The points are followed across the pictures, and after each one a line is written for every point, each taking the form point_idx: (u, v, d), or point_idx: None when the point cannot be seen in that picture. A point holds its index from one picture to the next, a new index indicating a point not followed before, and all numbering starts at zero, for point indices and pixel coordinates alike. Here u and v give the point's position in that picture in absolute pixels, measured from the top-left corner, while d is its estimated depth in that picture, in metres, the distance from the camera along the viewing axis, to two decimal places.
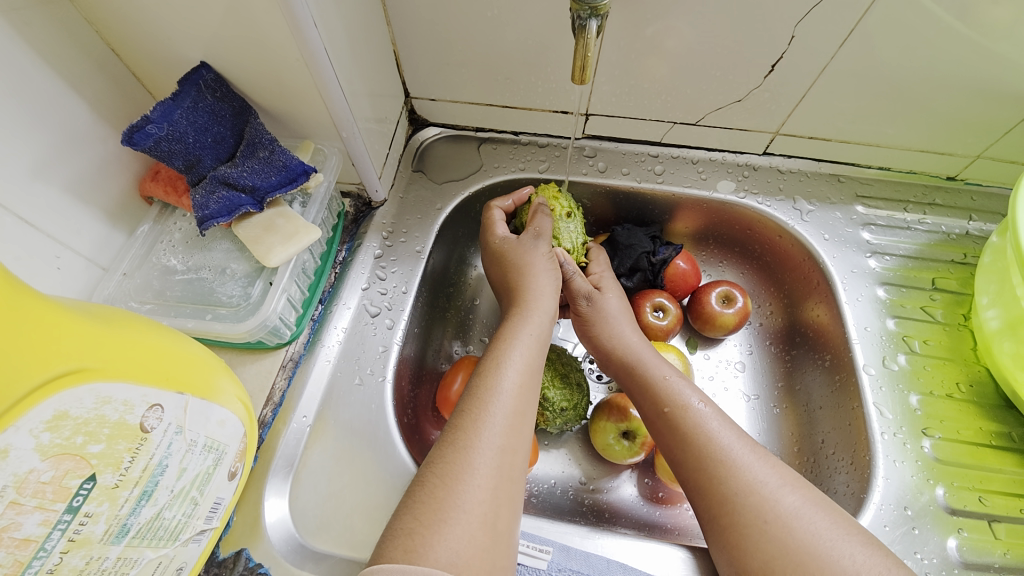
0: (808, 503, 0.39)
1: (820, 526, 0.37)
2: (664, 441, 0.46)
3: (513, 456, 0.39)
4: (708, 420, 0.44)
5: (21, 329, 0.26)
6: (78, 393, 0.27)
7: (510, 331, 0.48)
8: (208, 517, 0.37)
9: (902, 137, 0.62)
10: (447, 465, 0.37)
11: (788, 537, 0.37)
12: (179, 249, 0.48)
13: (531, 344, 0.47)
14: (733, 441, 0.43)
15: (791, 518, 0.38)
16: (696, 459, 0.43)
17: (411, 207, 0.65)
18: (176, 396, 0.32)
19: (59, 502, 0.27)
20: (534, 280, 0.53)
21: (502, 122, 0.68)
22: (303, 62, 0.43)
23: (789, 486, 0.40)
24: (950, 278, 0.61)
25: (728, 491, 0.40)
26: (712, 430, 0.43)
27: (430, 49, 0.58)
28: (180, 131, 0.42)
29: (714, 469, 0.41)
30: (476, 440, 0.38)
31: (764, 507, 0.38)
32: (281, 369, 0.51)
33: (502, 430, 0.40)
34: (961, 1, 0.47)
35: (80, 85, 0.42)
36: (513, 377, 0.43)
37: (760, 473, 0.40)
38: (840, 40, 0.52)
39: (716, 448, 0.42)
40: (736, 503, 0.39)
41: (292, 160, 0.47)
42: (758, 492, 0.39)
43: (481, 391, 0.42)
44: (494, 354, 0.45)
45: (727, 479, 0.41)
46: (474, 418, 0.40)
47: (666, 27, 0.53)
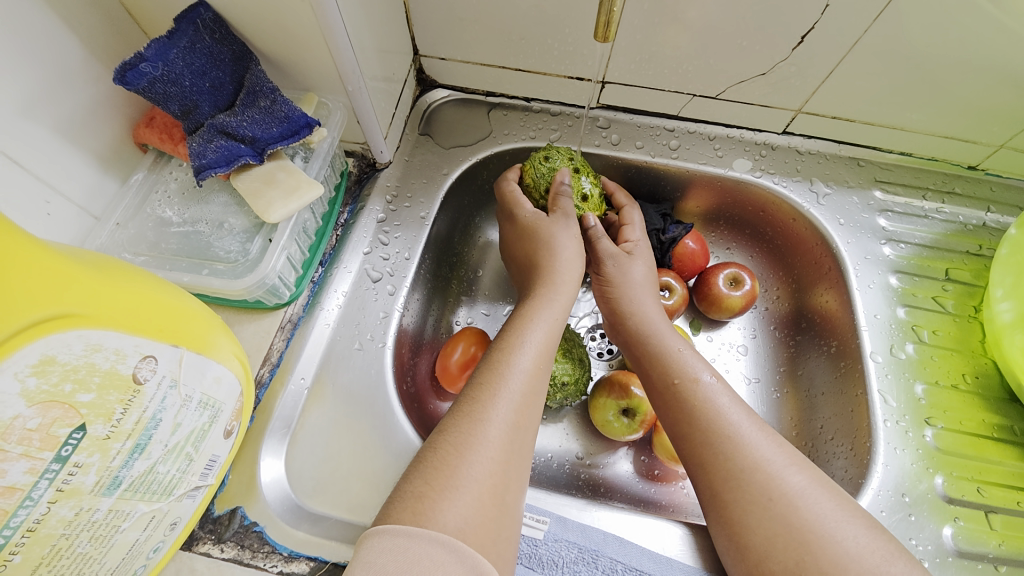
0: (814, 484, 0.39)
1: (822, 507, 0.37)
2: (668, 418, 0.45)
3: (524, 432, 0.39)
4: (717, 395, 0.44)
5: (4, 268, 0.24)
6: (67, 338, 0.26)
7: (531, 309, 0.47)
8: (202, 474, 0.36)
9: (927, 122, 0.60)
10: (460, 434, 0.36)
11: (791, 516, 0.37)
12: (174, 201, 0.46)
13: (552, 324, 0.46)
14: (742, 421, 0.42)
15: (794, 498, 0.37)
16: (698, 434, 0.42)
17: (416, 171, 0.62)
18: (171, 349, 0.31)
19: (47, 451, 0.26)
20: (558, 260, 0.51)
21: (514, 86, 0.65)
22: (308, 5, 0.40)
23: (795, 467, 0.39)
24: (964, 269, 0.60)
25: (731, 468, 0.40)
26: (721, 407, 0.43)
27: (442, 3, 0.55)
28: (176, 73, 0.40)
29: (719, 446, 0.41)
30: (490, 413, 0.37)
31: (768, 487, 0.38)
32: (279, 330, 0.50)
33: (516, 405, 0.39)
34: None
35: (72, 19, 0.39)
36: (531, 354, 0.42)
37: (766, 452, 0.40)
38: (874, 15, 0.49)
39: (724, 425, 0.42)
40: (740, 480, 0.39)
41: (295, 111, 0.45)
42: (764, 470, 0.39)
43: (499, 365, 0.41)
44: (515, 329, 0.44)
45: (733, 456, 0.40)
46: (490, 390, 0.39)
47: None
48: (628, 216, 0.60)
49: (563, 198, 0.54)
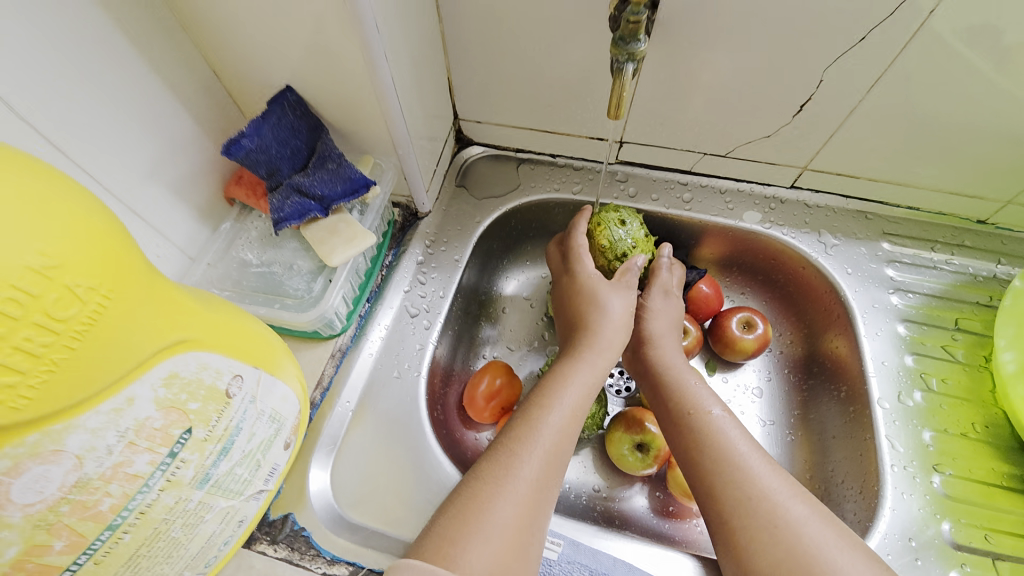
0: (817, 514, 0.42)
1: (823, 536, 0.40)
2: (679, 446, 0.49)
3: (546, 488, 0.43)
4: (726, 426, 0.48)
5: (151, 301, 0.29)
6: (187, 358, 0.32)
7: (567, 369, 0.50)
8: (266, 479, 0.42)
9: (929, 177, 0.64)
10: (485, 486, 0.41)
11: (795, 542, 0.40)
12: (254, 246, 0.55)
13: (585, 386, 0.49)
14: (752, 455, 0.45)
15: (801, 525, 0.41)
16: (707, 465, 0.46)
17: (452, 219, 0.70)
18: (253, 370, 0.38)
19: (164, 447, 0.32)
20: (597, 317, 0.54)
21: (541, 145, 0.74)
22: (374, 89, 0.50)
23: (799, 498, 0.43)
24: (974, 319, 0.62)
25: (741, 495, 0.43)
26: (731, 439, 0.47)
27: (482, 76, 0.65)
28: (266, 143, 0.49)
29: (727, 478, 0.44)
30: (515, 470, 0.42)
31: (775, 514, 0.41)
32: (330, 357, 0.57)
33: (540, 462, 0.43)
34: (1000, 51, 0.49)
35: (188, 101, 0.50)
36: (560, 415, 0.47)
37: (772, 483, 0.43)
38: (868, 86, 0.55)
39: (732, 455, 0.45)
40: (746, 506, 0.42)
41: (356, 173, 0.53)
42: (771, 499, 0.42)
43: (528, 423, 0.45)
44: (545, 387, 0.49)
45: (742, 485, 0.43)
46: (515, 447, 0.44)
47: (703, 61, 0.56)
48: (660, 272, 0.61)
49: (631, 274, 0.56)
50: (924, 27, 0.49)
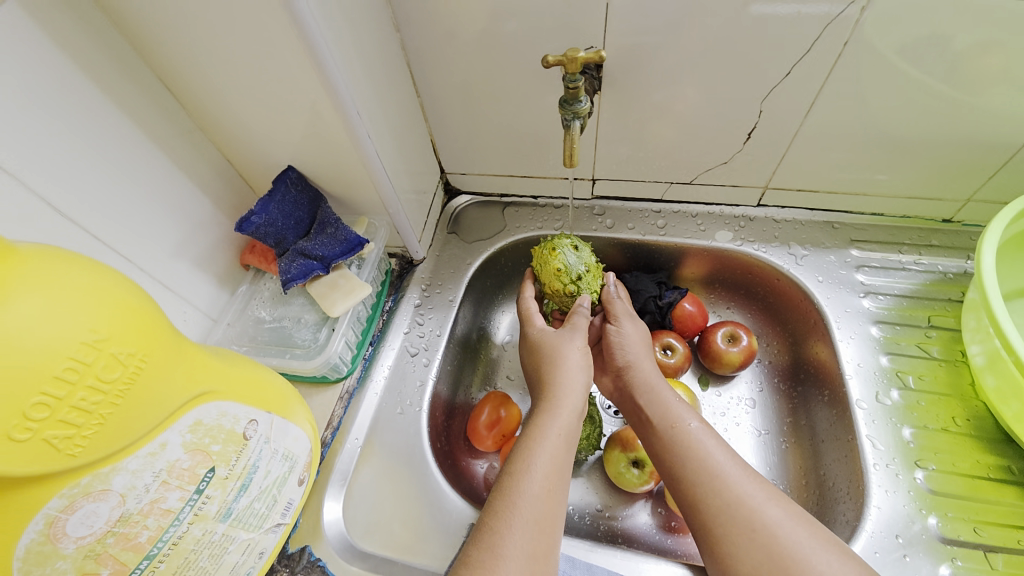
0: (792, 517, 0.44)
1: (802, 537, 0.43)
2: (664, 462, 0.51)
3: (540, 564, 0.44)
4: (703, 437, 0.51)
5: (185, 360, 0.36)
6: (209, 407, 0.38)
7: (537, 428, 0.52)
8: (282, 513, 0.47)
9: (884, 184, 0.67)
10: (480, 562, 0.43)
11: (773, 544, 0.42)
12: (267, 304, 0.62)
13: (557, 441, 0.51)
14: (732, 464, 0.48)
15: (775, 528, 0.43)
16: (688, 475, 0.49)
17: (445, 263, 0.77)
18: (266, 414, 0.44)
19: (191, 484, 0.37)
20: (560, 377, 0.57)
21: (522, 188, 0.81)
22: (362, 161, 0.57)
23: (774, 501, 0.45)
24: (947, 315, 0.64)
25: (720, 502, 0.46)
26: (708, 448, 0.50)
27: (460, 134, 0.73)
28: (272, 218, 0.57)
29: (707, 487, 0.47)
30: (504, 546, 0.44)
31: (752, 518, 0.44)
32: (338, 399, 0.63)
33: (530, 537, 0.45)
34: (948, 66, 0.53)
35: (207, 187, 0.58)
36: (539, 479, 0.48)
37: (747, 488, 0.46)
38: (805, 111, 0.60)
39: (711, 463, 0.48)
40: (727, 513, 0.45)
41: (351, 234, 0.60)
42: (747, 504, 0.45)
43: (510, 498, 0.47)
44: (522, 453, 0.50)
45: (722, 496, 0.46)
46: (502, 524, 0.45)
47: (670, 94, 0.61)
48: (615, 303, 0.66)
49: (579, 315, 0.62)
50: (841, 57, 0.54)
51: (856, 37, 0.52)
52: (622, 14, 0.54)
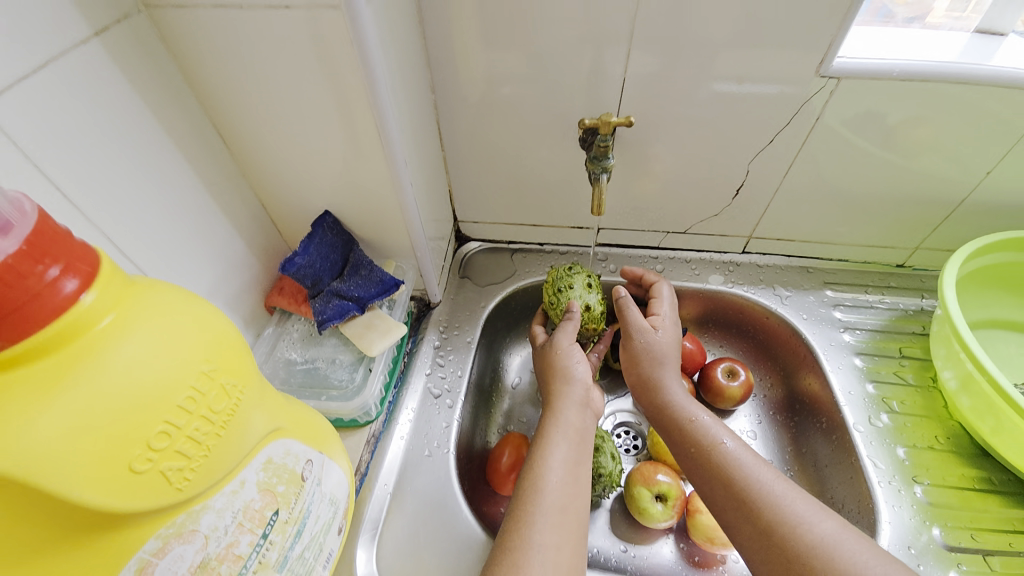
0: (843, 531, 0.45)
1: (854, 548, 0.44)
2: (705, 476, 0.54)
3: (567, 557, 0.45)
4: (742, 458, 0.53)
5: (259, 394, 0.36)
6: (277, 445, 0.37)
7: (548, 429, 0.55)
8: (325, 564, 0.44)
9: (848, 235, 0.78)
10: (513, 558, 0.44)
11: (827, 558, 0.43)
12: (297, 345, 0.61)
13: (569, 438, 0.54)
14: (774, 479, 0.51)
15: (829, 544, 0.44)
16: (732, 491, 0.51)
17: (460, 306, 0.79)
18: (319, 454, 0.43)
19: (258, 527, 0.35)
20: (561, 381, 0.59)
21: (530, 236, 0.86)
22: (400, 206, 0.60)
23: (823, 515, 0.47)
24: (914, 347, 0.73)
25: (767, 520, 0.48)
26: (745, 464, 0.52)
27: (478, 185, 0.78)
28: (313, 260, 0.58)
29: (752, 502, 0.49)
30: (528, 540, 0.45)
31: (802, 534, 0.46)
32: (365, 444, 0.61)
33: (551, 524, 0.46)
34: (882, 137, 0.65)
35: (242, 229, 0.59)
36: (557, 472, 0.50)
37: (796, 507, 0.48)
38: (783, 172, 0.70)
39: (751, 482, 0.51)
40: (779, 529, 0.47)
41: (386, 275, 0.62)
42: (795, 521, 0.47)
43: (529, 491, 0.49)
44: (539, 451, 0.52)
45: (766, 514, 0.48)
46: (523, 519, 0.47)
47: (654, 159, 0.71)
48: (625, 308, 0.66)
49: (569, 320, 0.64)
50: (813, 129, 0.65)
51: (826, 113, 0.63)
52: (634, 87, 0.63)
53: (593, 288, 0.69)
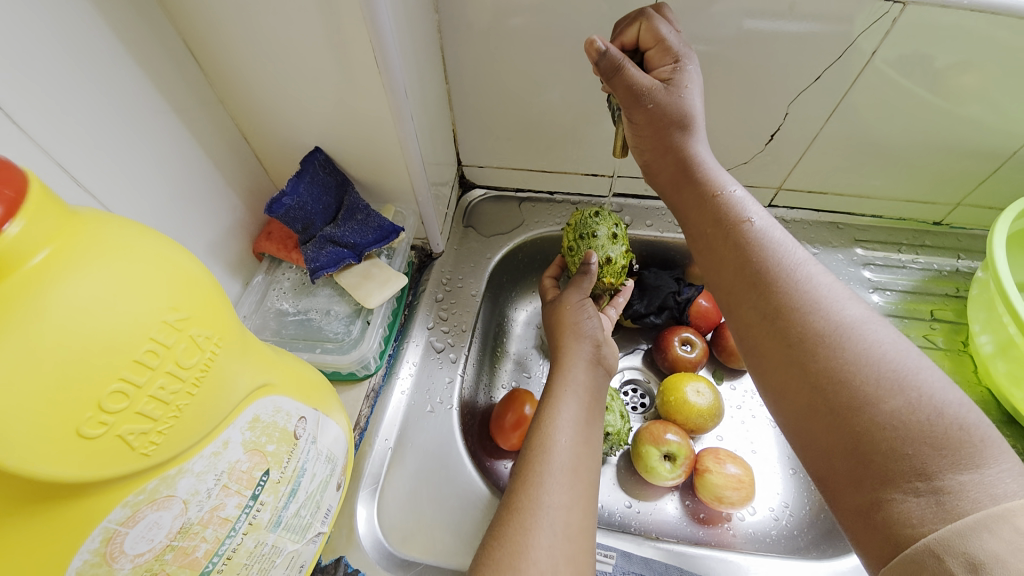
0: (870, 316, 0.38)
1: (881, 336, 0.36)
2: (722, 237, 0.45)
3: (578, 518, 0.43)
4: (770, 230, 0.44)
5: (241, 344, 0.32)
6: (266, 402, 0.34)
7: (556, 386, 0.52)
8: (323, 520, 0.42)
9: (888, 189, 0.72)
10: (520, 517, 0.42)
11: (858, 345, 0.36)
12: (288, 295, 0.57)
13: (581, 395, 0.51)
14: (806, 258, 0.42)
15: (854, 326, 0.37)
16: (741, 241, 0.44)
17: (464, 257, 0.74)
18: (313, 411, 0.40)
19: (247, 489, 0.32)
20: (572, 338, 0.56)
21: (540, 184, 0.79)
22: (399, 145, 0.54)
23: (852, 301, 0.39)
24: (947, 309, 0.70)
25: (800, 328, 0.38)
26: (772, 235, 0.43)
27: (484, 125, 0.71)
28: (303, 201, 0.53)
29: (773, 281, 0.41)
30: (536, 500, 0.43)
31: (826, 314, 0.38)
32: (365, 398, 0.59)
33: (562, 484, 0.44)
34: (929, 79, 0.57)
35: (221, 167, 0.53)
36: (566, 431, 0.47)
37: (817, 279, 0.40)
38: (825, 116, 0.63)
39: (757, 238, 0.43)
40: (825, 359, 0.36)
41: (384, 221, 0.57)
42: (832, 327, 0.37)
43: (537, 450, 0.46)
44: (548, 408, 0.49)
45: (794, 322, 0.38)
46: (531, 478, 0.44)
47: None
48: (650, 34, 0.49)
49: (585, 277, 0.59)
50: (866, 67, 0.57)
51: (882, 48, 0.54)
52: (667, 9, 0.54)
53: (619, 240, 0.63)
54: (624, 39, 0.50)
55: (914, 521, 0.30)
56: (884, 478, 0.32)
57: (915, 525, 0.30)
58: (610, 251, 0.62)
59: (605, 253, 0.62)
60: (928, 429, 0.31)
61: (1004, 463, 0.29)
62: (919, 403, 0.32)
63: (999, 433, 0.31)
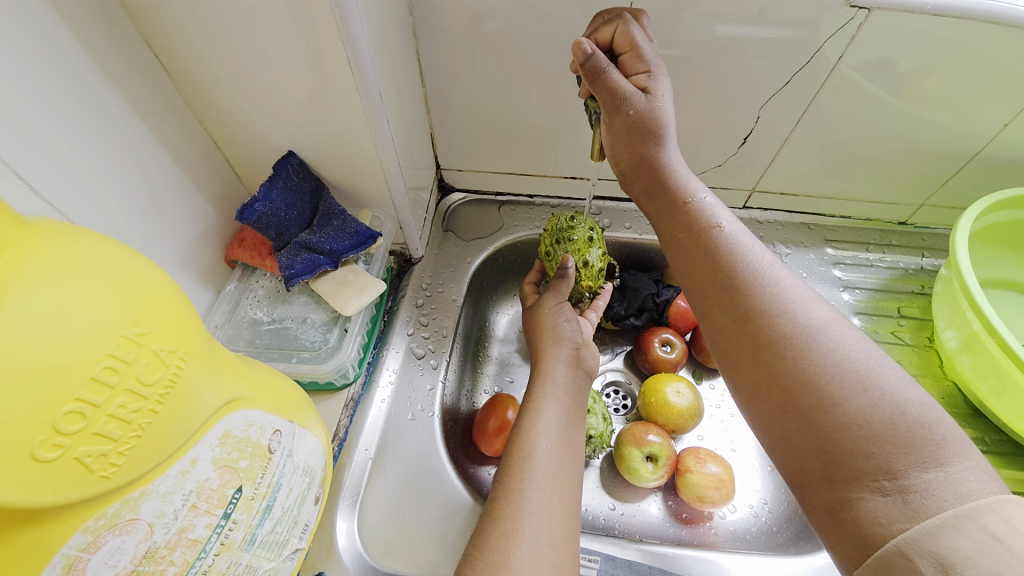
0: (836, 317, 0.39)
1: (845, 337, 0.37)
2: (692, 246, 0.46)
3: (562, 524, 0.43)
4: (738, 235, 0.45)
5: (208, 358, 0.31)
6: (237, 416, 0.32)
7: (537, 390, 0.52)
8: (301, 536, 0.41)
9: (856, 190, 0.74)
10: (504, 525, 0.41)
11: (824, 347, 0.36)
12: (262, 303, 0.55)
13: (562, 399, 0.51)
14: (773, 262, 0.43)
15: (820, 329, 0.38)
16: (710, 248, 0.44)
17: (444, 262, 0.74)
18: (288, 424, 0.38)
19: (219, 508, 0.31)
20: (552, 342, 0.56)
21: (519, 187, 0.79)
22: (375, 148, 0.53)
23: (819, 304, 0.40)
24: (913, 306, 0.73)
25: (767, 333, 0.39)
26: (740, 242, 0.44)
27: (462, 128, 0.70)
28: (276, 207, 0.52)
29: (742, 286, 0.41)
30: (519, 507, 0.42)
31: (794, 317, 0.39)
32: (343, 408, 0.57)
33: (545, 490, 0.44)
34: (896, 84, 0.59)
35: (190, 171, 0.51)
36: (549, 436, 0.47)
37: (784, 282, 0.41)
38: (796, 120, 0.64)
39: (726, 245, 0.44)
40: (791, 364, 0.37)
41: (361, 226, 0.56)
42: (798, 331, 0.38)
43: (520, 457, 0.46)
44: (530, 414, 0.49)
45: (763, 326, 0.39)
46: (514, 485, 0.44)
47: None
48: (625, 39, 0.49)
49: (563, 281, 0.59)
50: (834, 71, 0.58)
51: (848, 53, 0.56)
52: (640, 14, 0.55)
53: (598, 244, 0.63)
54: (599, 38, 0.50)
55: (881, 519, 0.30)
56: (851, 478, 0.32)
57: (883, 523, 0.30)
58: (589, 255, 0.62)
59: (584, 257, 0.62)
60: (892, 428, 0.32)
61: (964, 459, 0.31)
62: (883, 402, 0.33)
63: (959, 429, 0.32)
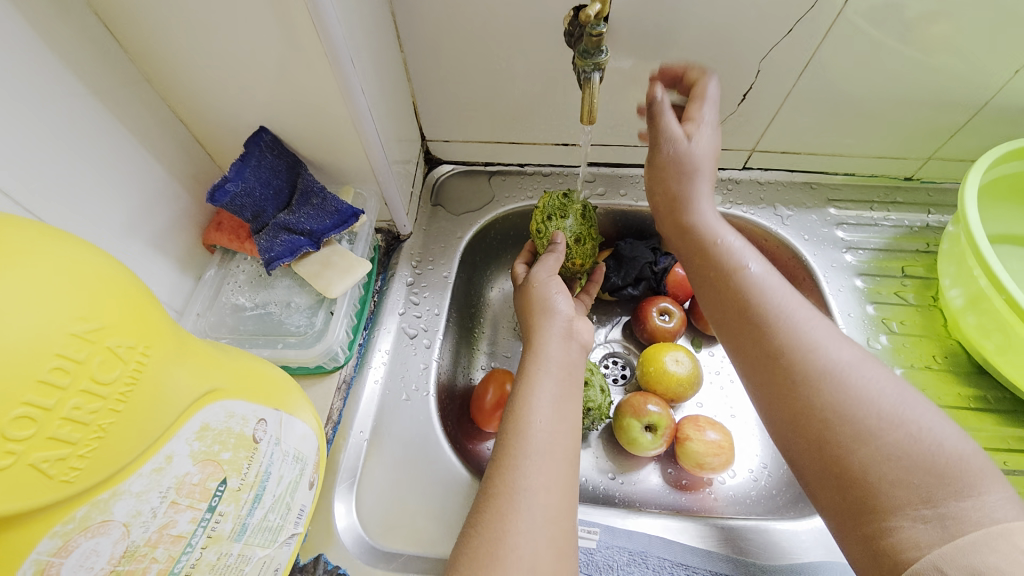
0: (861, 357, 0.41)
1: (870, 378, 0.39)
2: (722, 299, 0.47)
3: (558, 499, 0.42)
4: (766, 278, 0.46)
5: (178, 351, 0.29)
6: (215, 409, 0.31)
7: (530, 366, 0.50)
8: (296, 522, 0.40)
9: (861, 145, 0.70)
10: (499, 503, 0.41)
11: (853, 386, 0.39)
12: (245, 288, 0.54)
13: (558, 374, 0.50)
14: (800, 305, 0.45)
15: (846, 370, 0.40)
16: (739, 295, 0.46)
17: (433, 238, 0.71)
18: (274, 412, 0.37)
19: (203, 502, 0.31)
20: (543, 317, 0.54)
21: (508, 156, 0.76)
22: (350, 120, 0.49)
23: (846, 347, 0.42)
24: (917, 265, 0.70)
25: (801, 371, 0.41)
26: (768, 289, 0.46)
27: (444, 94, 0.66)
28: (250, 186, 0.49)
29: (772, 326, 0.43)
30: (514, 486, 0.42)
31: (823, 355, 0.41)
32: (336, 391, 0.57)
33: (540, 467, 0.43)
34: (904, 29, 0.55)
35: (155, 153, 0.48)
36: (543, 413, 0.46)
37: (812, 324, 0.43)
38: (798, 72, 0.60)
39: (755, 290, 0.46)
40: (824, 396, 0.39)
41: (342, 205, 0.53)
42: (832, 372, 0.40)
43: (513, 435, 0.45)
44: (523, 391, 0.48)
45: (796, 364, 0.41)
46: (509, 464, 0.43)
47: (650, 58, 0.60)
48: None
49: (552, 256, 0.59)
50: (840, 15, 0.54)
51: None
52: None
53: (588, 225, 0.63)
54: None
55: (920, 544, 0.33)
56: (882, 506, 0.35)
57: (920, 547, 0.33)
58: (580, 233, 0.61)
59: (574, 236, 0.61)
60: (930, 462, 0.35)
61: (989, 492, 0.33)
62: (918, 437, 0.36)
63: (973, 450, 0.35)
